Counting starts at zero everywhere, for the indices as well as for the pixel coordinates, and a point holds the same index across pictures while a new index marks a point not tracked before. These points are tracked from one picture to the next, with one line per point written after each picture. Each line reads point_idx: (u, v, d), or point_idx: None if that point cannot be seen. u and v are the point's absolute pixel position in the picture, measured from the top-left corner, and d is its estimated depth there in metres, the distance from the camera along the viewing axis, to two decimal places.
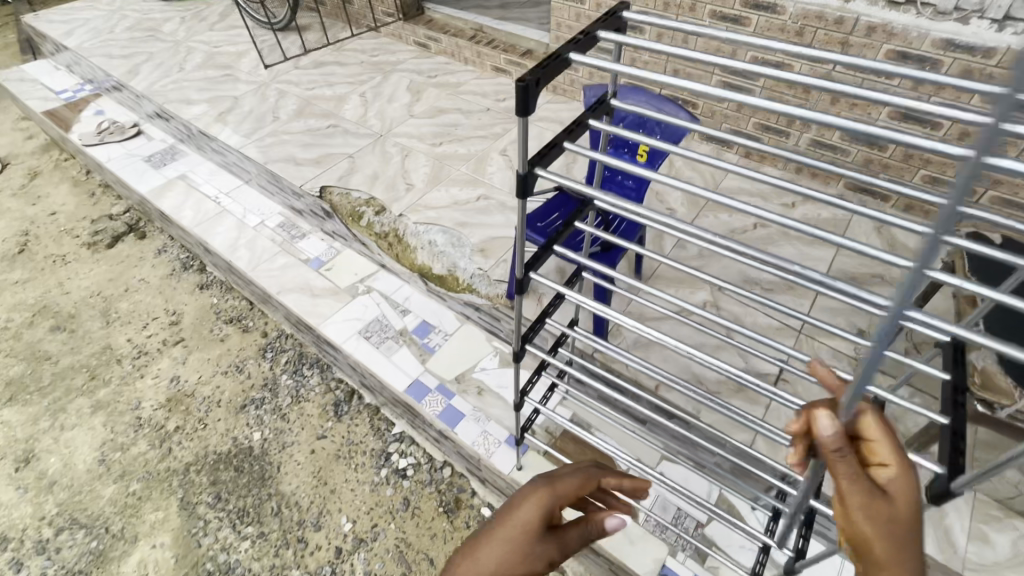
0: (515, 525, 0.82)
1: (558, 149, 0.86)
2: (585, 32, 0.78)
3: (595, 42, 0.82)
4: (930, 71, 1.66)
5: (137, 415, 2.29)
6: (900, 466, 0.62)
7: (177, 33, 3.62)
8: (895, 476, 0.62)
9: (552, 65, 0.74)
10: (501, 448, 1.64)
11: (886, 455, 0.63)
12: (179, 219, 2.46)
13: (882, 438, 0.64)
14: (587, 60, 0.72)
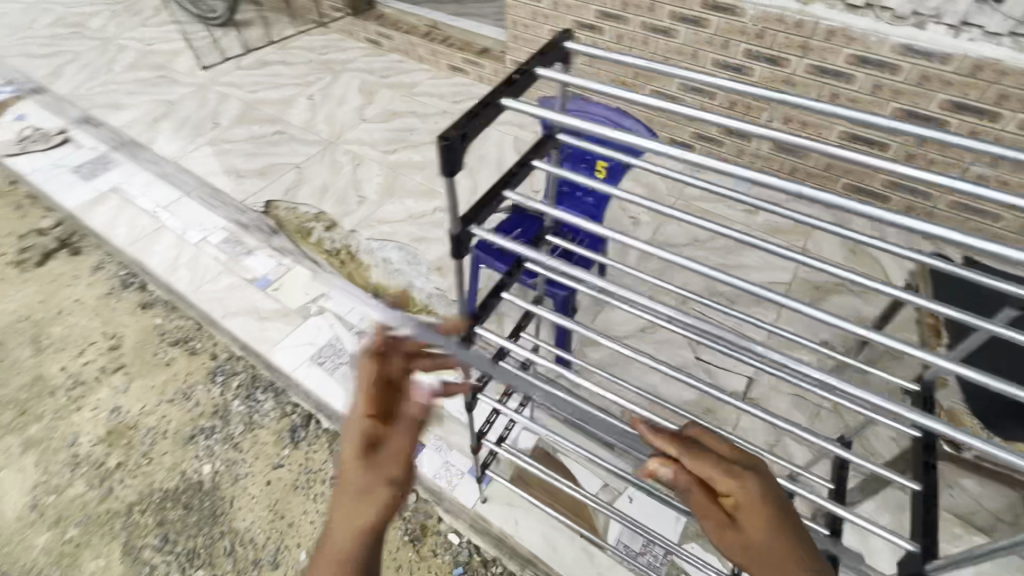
0: (344, 484, 0.72)
1: (498, 199, 0.81)
2: (522, 71, 0.70)
3: (535, 79, 0.73)
4: (890, 76, 1.63)
5: (74, 453, 2.11)
6: (730, 481, 0.66)
7: (106, 29, 3.35)
8: (734, 491, 0.65)
9: (484, 114, 0.65)
10: (464, 479, 1.57)
11: (715, 474, 0.67)
12: (112, 237, 2.26)
13: (707, 461, 0.69)
14: (524, 108, 0.65)
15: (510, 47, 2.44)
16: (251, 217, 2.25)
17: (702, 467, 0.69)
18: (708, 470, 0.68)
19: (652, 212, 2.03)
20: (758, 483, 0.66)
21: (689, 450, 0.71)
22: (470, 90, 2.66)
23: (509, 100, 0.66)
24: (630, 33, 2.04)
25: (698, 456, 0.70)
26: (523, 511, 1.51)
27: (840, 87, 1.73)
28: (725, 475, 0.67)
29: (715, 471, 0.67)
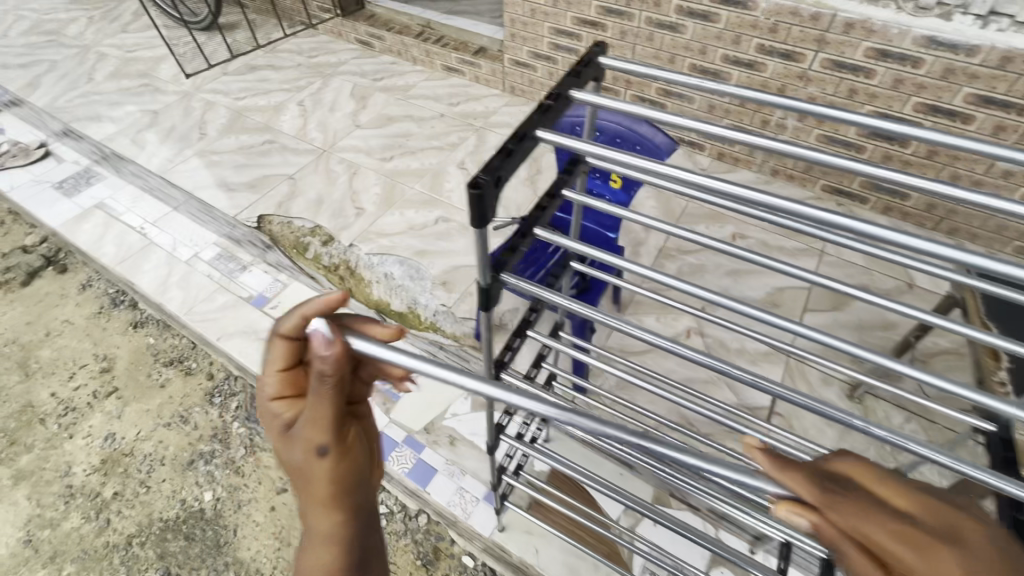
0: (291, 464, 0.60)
1: (527, 239, 0.78)
2: (556, 97, 0.65)
3: (569, 103, 0.68)
4: (912, 70, 1.57)
5: (68, 484, 2.02)
6: (911, 553, 0.42)
7: (84, 37, 3.23)
8: (919, 569, 0.41)
9: (518, 152, 0.60)
10: (479, 506, 1.50)
11: (888, 540, 0.43)
12: (100, 256, 2.16)
13: (873, 519, 0.44)
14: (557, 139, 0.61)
15: (507, 46, 2.36)
16: (244, 232, 2.15)
17: (866, 527, 0.44)
18: (879, 532, 0.44)
19: (663, 217, 1.97)
20: (960, 561, 0.41)
21: (841, 497, 0.47)
22: (466, 91, 2.58)
23: (544, 133, 0.61)
24: (635, 29, 1.96)
25: (855, 510, 0.45)
26: (543, 539, 1.44)
27: (859, 82, 1.66)
28: (903, 547, 0.42)
29: (888, 538, 0.43)
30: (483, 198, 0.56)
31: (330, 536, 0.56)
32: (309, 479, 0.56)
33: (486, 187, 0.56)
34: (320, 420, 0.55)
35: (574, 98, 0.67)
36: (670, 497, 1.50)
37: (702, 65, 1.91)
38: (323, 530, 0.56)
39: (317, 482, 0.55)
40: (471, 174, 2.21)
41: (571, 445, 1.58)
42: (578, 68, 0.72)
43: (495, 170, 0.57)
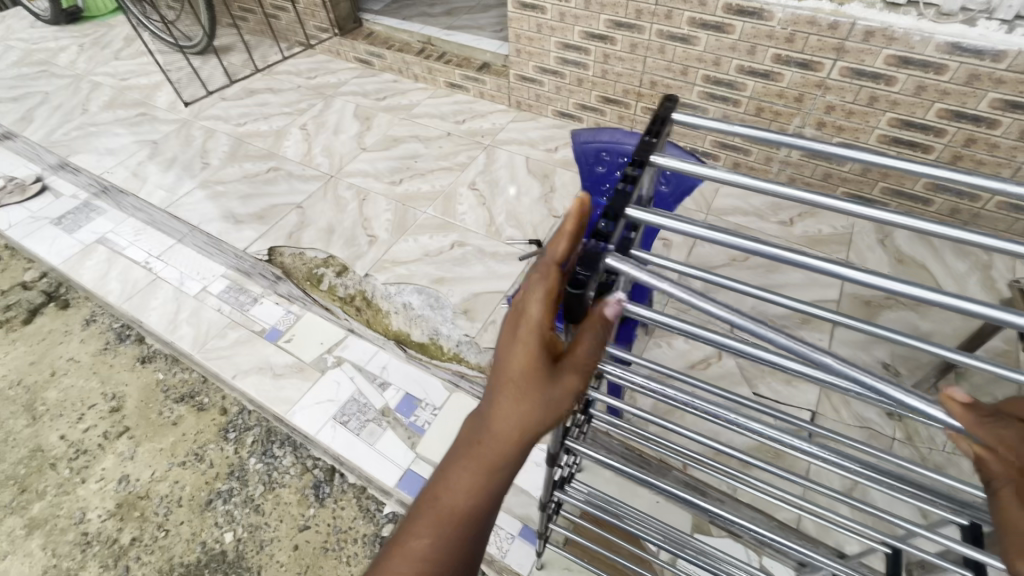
0: (512, 399, 0.58)
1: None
2: (641, 166, 0.67)
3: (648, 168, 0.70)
4: (935, 76, 1.54)
5: (83, 531, 1.93)
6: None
7: (75, 65, 3.18)
8: None
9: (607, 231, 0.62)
10: (515, 543, 1.47)
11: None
12: (105, 294, 2.10)
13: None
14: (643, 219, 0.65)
15: (513, 61, 2.33)
16: (254, 263, 2.10)
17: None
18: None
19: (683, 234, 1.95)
20: None
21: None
22: (471, 108, 2.55)
23: (633, 211, 0.66)
24: (646, 42, 1.93)
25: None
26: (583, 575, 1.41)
27: (879, 90, 1.64)
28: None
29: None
30: (583, 296, 0.60)
31: (514, 469, 0.61)
32: (536, 419, 0.58)
33: (586, 285, 0.60)
34: (582, 377, 0.59)
35: (653, 163, 0.69)
36: (710, 525, 1.46)
37: (716, 76, 1.89)
38: (512, 463, 0.60)
39: (542, 427, 0.58)
40: (484, 194, 2.18)
41: (604, 476, 1.55)
42: (653, 126, 0.73)
43: (592, 265, 0.61)
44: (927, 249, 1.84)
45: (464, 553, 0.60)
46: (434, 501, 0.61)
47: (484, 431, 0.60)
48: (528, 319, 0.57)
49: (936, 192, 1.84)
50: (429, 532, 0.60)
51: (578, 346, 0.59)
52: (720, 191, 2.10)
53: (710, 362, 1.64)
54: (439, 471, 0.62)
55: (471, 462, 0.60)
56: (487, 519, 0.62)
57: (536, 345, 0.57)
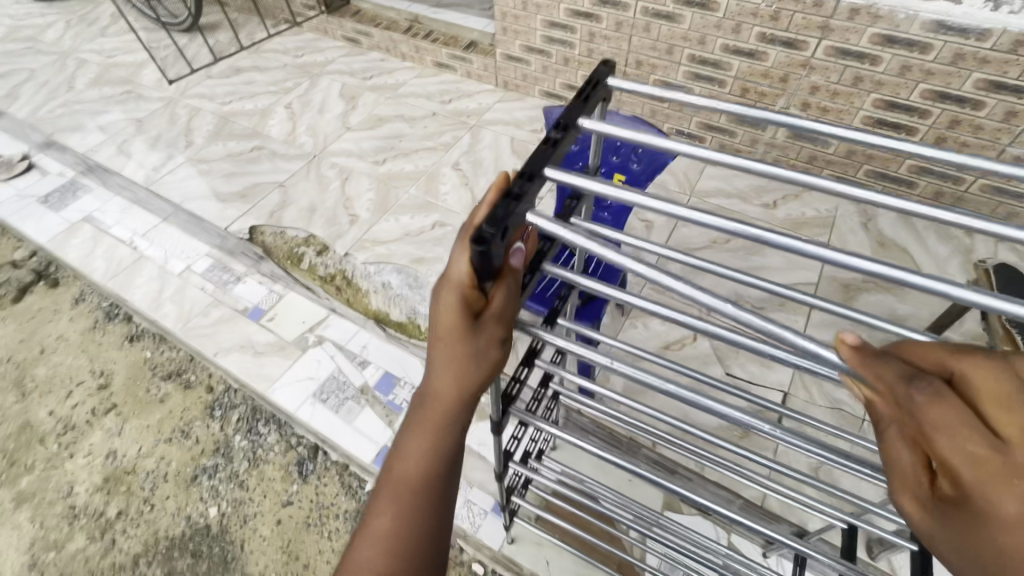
0: (443, 361, 0.58)
1: (536, 274, 0.72)
2: (564, 129, 0.63)
3: (577, 133, 0.66)
4: (919, 56, 1.52)
5: (71, 504, 1.92)
6: (940, 456, 0.40)
7: (61, 43, 3.15)
8: (946, 447, 0.39)
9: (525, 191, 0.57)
10: (488, 519, 1.49)
11: (934, 443, 0.40)
12: (90, 272, 2.11)
13: (930, 422, 0.40)
14: (563, 177, 0.60)
15: (499, 39, 2.31)
16: (237, 243, 2.10)
17: (923, 421, 0.41)
18: (929, 427, 0.40)
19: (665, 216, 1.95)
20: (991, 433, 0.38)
21: (912, 399, 0.42)
22: (458, 87, 2.53)
23: (552, 172, 0.60)
24: (630, 20, 1.91)
25: (916, 412, 0.42)
26: (554, 551, 1.43)
27: (864, 69, 1.62)
28: (946, 456, 0.39)
29: (942, 441, 0.39)
30: (490, 254, 0.52)
31: (460, 429, 0.63)
32: (469, 374, 0.58)
33: (493, 242, 0.52)
34: (506, 324, 0.59)
35: (583, 127, 0.65)
36: (681, 503, 1.47)
37: (701, 55, 1.86)
38: (456, 424, 0.62)
39: (477, 382, 0.59)
40: (467, 174, 2.16)
41: (578, 455, 1.56)
42: (585, 90, 0.68)
43: (499, 221, 0.53)
44: (909, 232, 1.83)
45: (429, 524, 0.62)
46: (390, 480, 0.63)
47: (426, 398, 0.62)
48: (449, 282, 0.56)
49: (921, 175, 1.82)
50: (390, 510, 0.61)
51: (499, 294, 0.58)
52: (704, 173, 2.08)
53: (685, 343, 1.64)
54: (393, 449, 0.64)
55: (418, 431, 0.62)
56: (445, 484, 0.63)
57: (459, 304, 0.56)
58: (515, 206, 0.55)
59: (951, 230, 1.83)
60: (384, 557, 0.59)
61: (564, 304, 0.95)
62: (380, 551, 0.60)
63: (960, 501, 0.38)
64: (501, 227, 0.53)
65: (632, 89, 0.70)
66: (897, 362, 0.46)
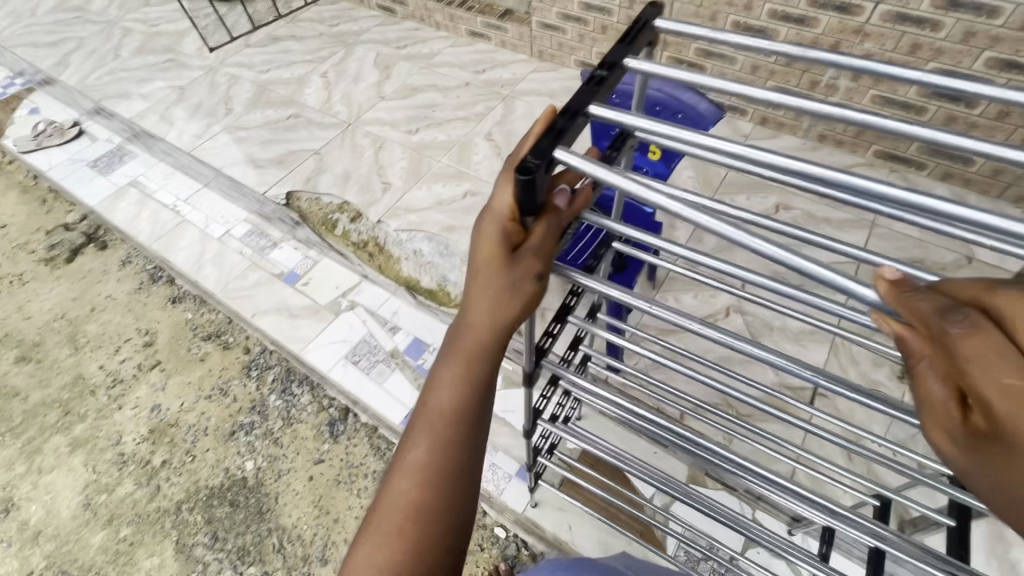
0: (482, 293, 0.62)
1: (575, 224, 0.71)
2: (610, 67, 0.62)
3: (622, 73, 0.64)
4: (987, 20, 1.44)
5: (120, 452, 2.03)
6: (976, 385, 0.39)
7: (108, 12, 3.25)
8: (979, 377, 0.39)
9: (570, 129, 0.58)
10: (512, 483, 1.52)
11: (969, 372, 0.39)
12: (137, 234, 2.20)
13: (971, 354, 0.39)
14: (608, 116, 0.60)
15: (535, 7, 2.28)
16: (274, 208, 2.15)
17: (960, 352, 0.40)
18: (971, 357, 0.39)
19: (701, 189, 1.90)
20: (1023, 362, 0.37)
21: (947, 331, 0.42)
22: (492, 57, 2.52)
23: (596, 109, 0.60)
24: None
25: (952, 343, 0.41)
26: (576, 517, 1.45)
27: (923, 36, 1.55)
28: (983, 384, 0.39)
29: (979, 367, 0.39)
30: (534, 183, 0.54)
31: (494, 365, 0.66)
32: (504, 307, 0.61)
33: (537, 171, 0.54)
34: (544, 259, 0.61)
35: (628, 67, 0.64)
36: (705, 477, 1.47)
37: (746, 21, 1.81)
38: (491, 358, 0.65)
39: (511, 315, 0.62)
40: (500, 145, 2.16)
41: (604, 424, 1.57)
42: (632, 30, 0.67)
43: (544, 154, 0.55)
44: None
45: (461, 456, 0.65)
46: (425, 412, 0.67)
47: (462, 333, 0.65)
48: (487, 216, 0.60)
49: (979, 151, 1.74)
50: (424, 440, 0.65)
51: (538, 229, 0.60)
52: (743, 146, 2.02)
53: (718, 318, 1.62)
54: (428, 383, 0.68)
55: (453, 365, 0.66)
56: (476, 420, 0.66)
57: (496, 236, 0.60)
58: (558, 141, 0.56)
59: (1007, 211, 1.74)
60: (418, 483, 0.64)
61: (598, 263, 0.95)
62: (414, 478, 0.64)
63: (992, 433, 0.38)
64: (546, 158, 0.54)
65: (682, 26, 0.67)
66: (935, 296, 0.45)
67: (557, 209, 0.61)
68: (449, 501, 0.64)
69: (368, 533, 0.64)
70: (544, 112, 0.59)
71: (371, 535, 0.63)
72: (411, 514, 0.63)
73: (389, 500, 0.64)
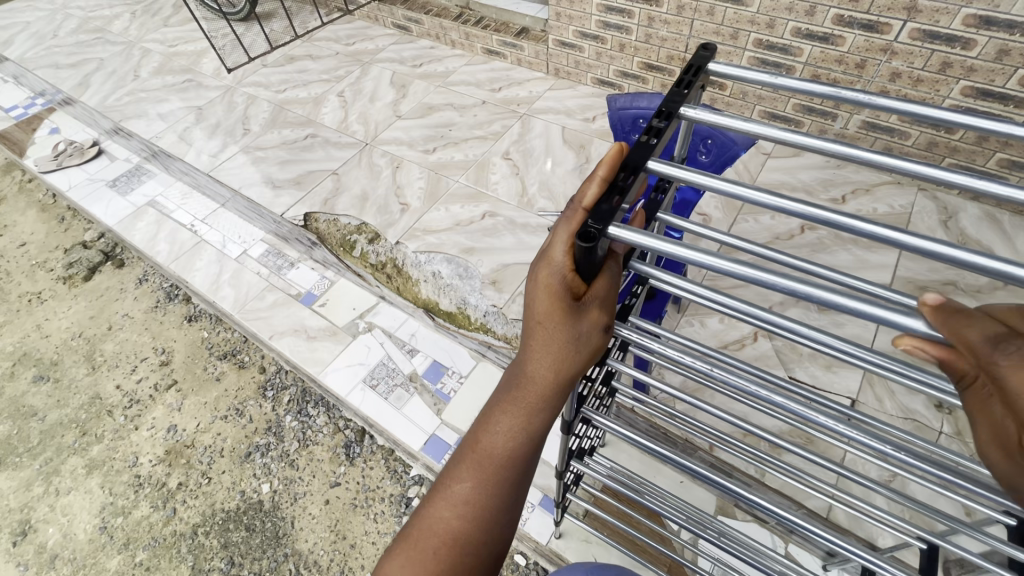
0: (543, 341, 0.59)
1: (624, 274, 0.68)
2: (668, 118, 0.61)
3: (677, 122, 0.64)
4: (1021, 39, 1.44)
5: (136, 473, 1.99)
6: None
7: (128, 33, 3.32)
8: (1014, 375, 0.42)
9: (631, 185, 0.56)
10: (535, 512, 1.49)
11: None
12: (154, 255, 2.19)
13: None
14: (667, 169, 0.59)
15: (552, 25, 2.29)
16: (291, 229, 2.14)
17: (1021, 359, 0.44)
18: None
19: (723, 210, 1.88)
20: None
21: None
22: (508, 75, 2.54)
23: (654, 164, 0.58)
24: (694, 3, 1.86)
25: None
26: (601, 549, 1.42)
27: (954, 54, 1.54)
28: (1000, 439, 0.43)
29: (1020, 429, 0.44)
30: (594, 251, 0.52)
31: (553, 415, 0.63)
32: (569, 359, 0.58)
33: (599, 239, 0.52)
34: (608, 311, 0.58)
35: (683, 116, 0.64)
36: (734, 508, 1.42)
37: (769, 40, 1.81)
38: (550, 408, 0.62)
39: (575, 364, 0.59)
40: (517, 164, 2.16)
41: (627, 453, 1.53)
42: (685, 76, 0.67)
43: (604, 218, 0.53)
44: (995, 231, 1.70)
45: (506, 497, 0.63)
46: (476, 445, 0.64)
47: (522, 374, 0.62)
48: (550, 263, 0.56)
49: (1011, 170, 1.70)
50: (472, 474, 0.63)
51: (602, 280, 0.57)
52: (765, 165, 2.00)
53: (745, 344, 1.59)
54: (483, 417, 0.65)
55: (511, 407, 0.62)
56: (528, 464, 0.64)
57: (558, 288, 0.55)
58: (619, 203, 0.55)
59: None
60: (461, 516, 0.62)
61: (637, 301, 0.93)
62: (457, 509, 0.62)
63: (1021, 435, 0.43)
64: (607, 224, 0.53)
65: (732, 71, 0.68)
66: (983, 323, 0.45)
67: (617, 256, 0.59)
68: (488, 538, 0.62)
69: (398, 552, 0.63)
70: (610, 150, 0.56)
71: (403, 554, 0.62)
72: (448, 543, 0.61)
73: (426, 525, 0.63)
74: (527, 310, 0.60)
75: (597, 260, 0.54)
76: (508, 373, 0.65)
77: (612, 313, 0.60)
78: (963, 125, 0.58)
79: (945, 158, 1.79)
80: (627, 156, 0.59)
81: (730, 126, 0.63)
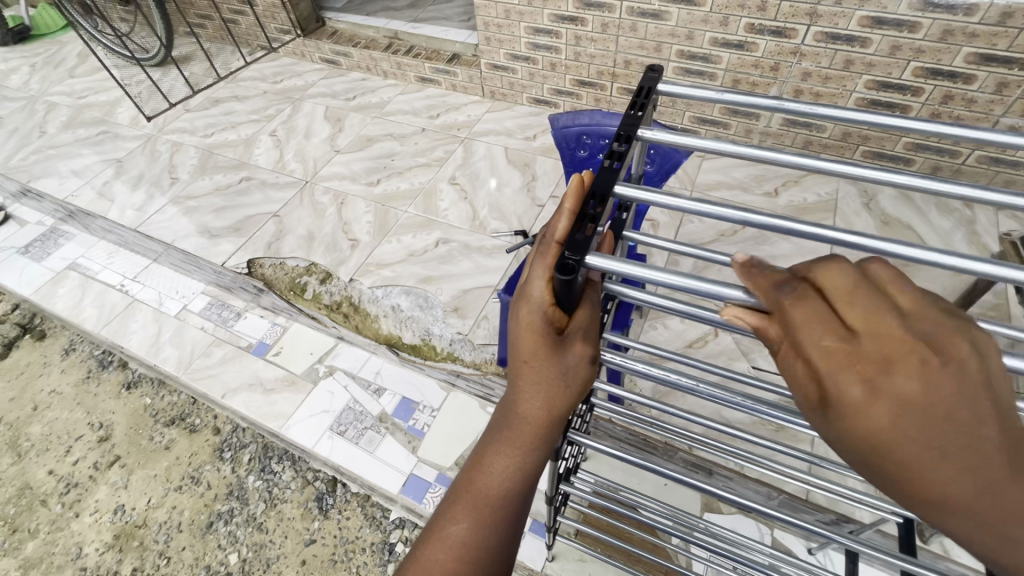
0: (532, 373, 0.57)
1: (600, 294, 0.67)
2: (627, 140, 0.62)
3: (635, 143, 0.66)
4: (909, 35, 1.59)
5: (81, 566, 1.79)
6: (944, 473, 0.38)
7: (29, 87, 3.09)
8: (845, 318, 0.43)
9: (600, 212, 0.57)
10: (527, 539, 1.47)
11: (822, 356, 0.41)
12: (81, 321, 2.02)
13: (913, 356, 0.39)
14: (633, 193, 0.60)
15: (483, 50, 2.32)
16: (234, 278, 2.04)
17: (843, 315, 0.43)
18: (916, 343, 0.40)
19: (668, 213, 1.96)
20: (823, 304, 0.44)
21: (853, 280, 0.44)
22: (445, 101, 2.55)
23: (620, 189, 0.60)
24: (616, 20, 1.95)
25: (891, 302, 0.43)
26: (597, 566, 1.40)
27: (855, 52, 1.69)
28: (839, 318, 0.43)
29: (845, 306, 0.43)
30: (574, 283, 0.52)
31: (549, 451, 0.62)
32: (559, 393, 0.58)
33: (577, 270, 0.52)
34: (591, 341, 0.58)
35: (641, 137, 0.66)
36: (719, 503, 1.45)
37: (690, 50, 1.92)
38: (543, 444, 0.61)
39: (565, 398, 0.58)
40: (465, 188, 2.15)
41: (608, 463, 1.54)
42: (638, 99, 0.69)
43: (580, 247, 0.54)
44: (911, 209, 1.86)
45: (503, 538, 0.61)
46: (471, 485, 0.62)
47: (513, 413, 0.60)
48: (530, 300, 0.56)
49: (917, 152, 1.87)
50: (468, 514, 0.60)
51: (582, 312, 0.57)
52: (701, 167, 2.10)
53: (708, 339, 1.65)
54: (477, 455, 0.63)
55: (506, 445, 0.61)
56: (526, 500, 0.62)
57: (541, 325, 0.55)
58: (593, 230, 0.55)
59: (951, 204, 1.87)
60: (459, 558, 0.59)
61: (608, 316, 0.88)
62: (454, 551, 0.59)
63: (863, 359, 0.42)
64: (584, 254, 0.53)
65: (682, 92, 0.70)
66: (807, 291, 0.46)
67: (594, 284, 0.60)
68: None
69: None
70: (572, 182, 0.57)
71: None
72: None
73: (422, 568, 0.59)
74: (511, 343, 0.59)
75: (576, 293, 0.54)
76: (500, 412, 0.63)
77: (596, 342, 0.59)
78: (900, 128, 0.61)
79: (859, 146, 1.95)
80: (594, 183, 0.60)
81: (688, 141, 0.64)
